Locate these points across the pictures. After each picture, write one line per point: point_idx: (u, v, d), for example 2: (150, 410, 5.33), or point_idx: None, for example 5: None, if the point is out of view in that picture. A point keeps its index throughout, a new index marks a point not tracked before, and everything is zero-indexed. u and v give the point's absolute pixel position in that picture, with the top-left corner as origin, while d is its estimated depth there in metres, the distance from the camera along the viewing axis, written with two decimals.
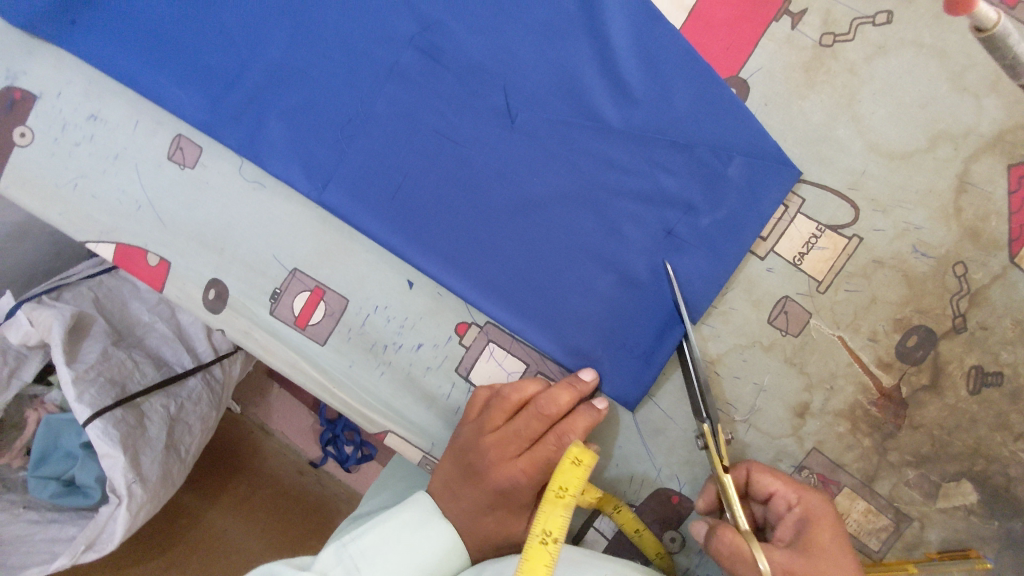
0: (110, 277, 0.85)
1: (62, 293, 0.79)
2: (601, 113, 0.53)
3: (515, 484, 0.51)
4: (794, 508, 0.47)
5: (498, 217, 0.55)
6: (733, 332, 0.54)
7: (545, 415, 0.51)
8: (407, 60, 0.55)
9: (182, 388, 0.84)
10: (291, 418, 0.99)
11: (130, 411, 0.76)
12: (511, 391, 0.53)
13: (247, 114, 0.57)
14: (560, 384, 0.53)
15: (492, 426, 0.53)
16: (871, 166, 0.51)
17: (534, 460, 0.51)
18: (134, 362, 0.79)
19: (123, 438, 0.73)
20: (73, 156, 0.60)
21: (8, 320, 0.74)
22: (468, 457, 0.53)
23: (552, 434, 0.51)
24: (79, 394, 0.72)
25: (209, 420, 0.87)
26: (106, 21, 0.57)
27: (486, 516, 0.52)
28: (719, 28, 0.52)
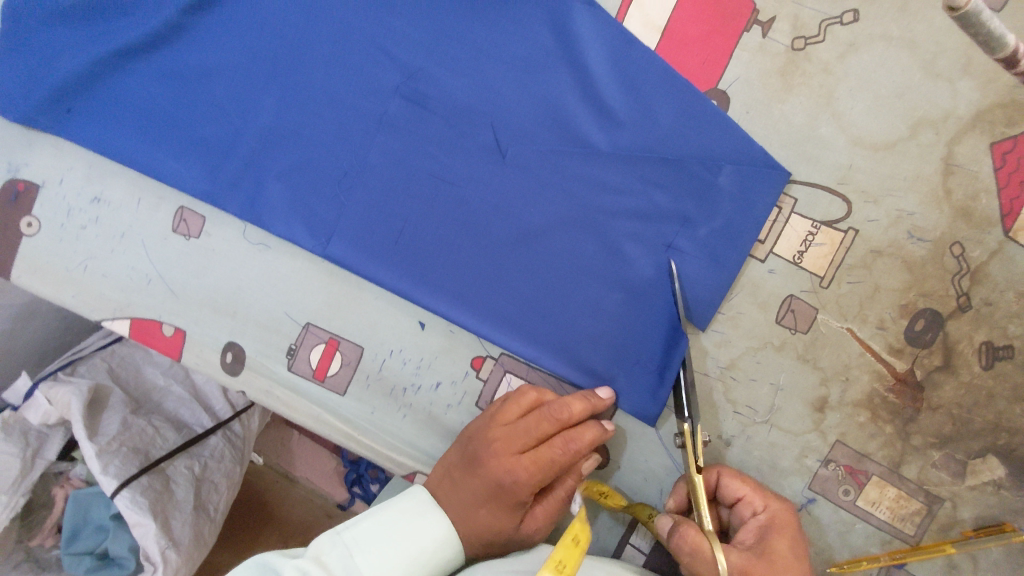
0: (121, 346, 0.88)
1: (77, 367, 0.82)
2: (589, 138, 0.54)
3: (513, 480, 0.50)
4: (758, 513, 0.50)
5: (500, 249, 0.56)
6: (743, 335, 0.55)
7: (556, 419, 0.51)
8: (394, 109, 0.56)
9: (204, 446, 0.84)
10: (315, 463, 1.00)
11: (156, 477, 0.77)
12: (529, 391, 0.54)
13: (245, 179, 0.58)
14: (575, 396, 0.53)
15: (502, 422, 0.52)
16: (857, 159, 0.52)
17: (537, 459, 0.50)
18: (155, 429, 0.80)
19: (151, 505, 0.74)
20: (80, 239, 0.62)
21: (26, 402, 0.77)
22: (473, 446, 0.53)
23: (561, 439, 0.51)
24: (104, 466, 0.73)
25: (235, 475, 0.87)
26: (99, 106, 0.59)
27: (481, 509, 0.51)
28: (692, 45, 0.53)
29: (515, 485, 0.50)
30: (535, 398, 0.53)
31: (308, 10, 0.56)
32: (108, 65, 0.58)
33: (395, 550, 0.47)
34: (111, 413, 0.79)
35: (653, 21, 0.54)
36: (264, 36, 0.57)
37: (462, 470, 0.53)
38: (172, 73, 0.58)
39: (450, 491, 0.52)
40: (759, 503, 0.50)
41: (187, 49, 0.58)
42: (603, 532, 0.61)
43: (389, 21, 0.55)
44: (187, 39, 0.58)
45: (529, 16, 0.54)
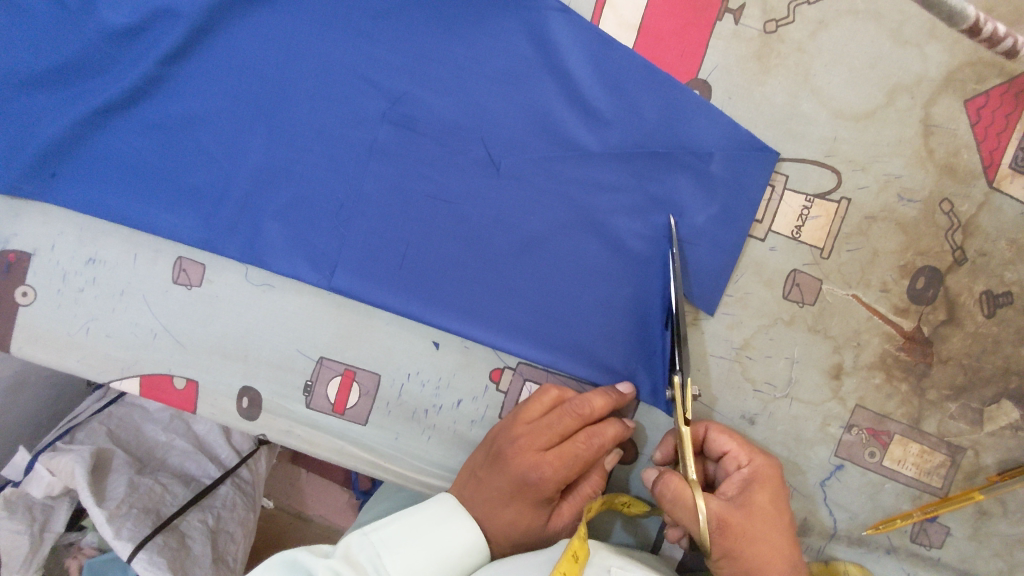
0: (118, 407, 0.88)
1: (75, 434, 0.82)
2: (579, 142, 0.55)
3: (539, 476, 0.50)
4: (741, 466, 0.50)
5: (504, 261, 0.57)
6: (754, 315, 0.56)
7: (578, 414, 0.52)
8: (384, 135, 0.57)
9: (214, 497, 0.84)
10: (328, 499, 1.01)
11: (170, 534, 0.76)
12: (549, 387, 0.54)
13: (242, 223, 0.58)
14: (595, 390, 0.54)
15: (525, 419, 0.53)
16: (841, 131, 0.54)
17: (562, 454, 0.51)
18: (162, 486, 0.80)
19: (170, 563, 0.72)
20: (80, 302, 0.61)
21: (28, 475, 0.76)
22: (497, 444, 0.53)
23: (584, 434, 0.52)
24: (117, 530, 0.71)
25: (249, 522, 0.88)
26: (84, 167, 0.59)
27: (506, 508, 0.51)
28: (668, 39, 0.55)
29: (541, 480, 0.50)
30: (557, 394, 0.54)
31: (287, 48, 0.56)
32: (88, 125, 0.58)
33: (423, 554, 0.47)
34: (116, 476, 0.78)
35: (628, 21, 0.55)
36: (244, 78, 0.57)
37: (486, 468, 0.53)
38: (154, 126, 0.58)
39: (473, 491, 0.53)
40: (743, 457, 0.51)
41: (168, 100, 0.58)
42: (640, 527, 0.60)
43: (368, 49, 0.56)
44: (167, 90, 0.58)
45: (506, 29, 0.55)
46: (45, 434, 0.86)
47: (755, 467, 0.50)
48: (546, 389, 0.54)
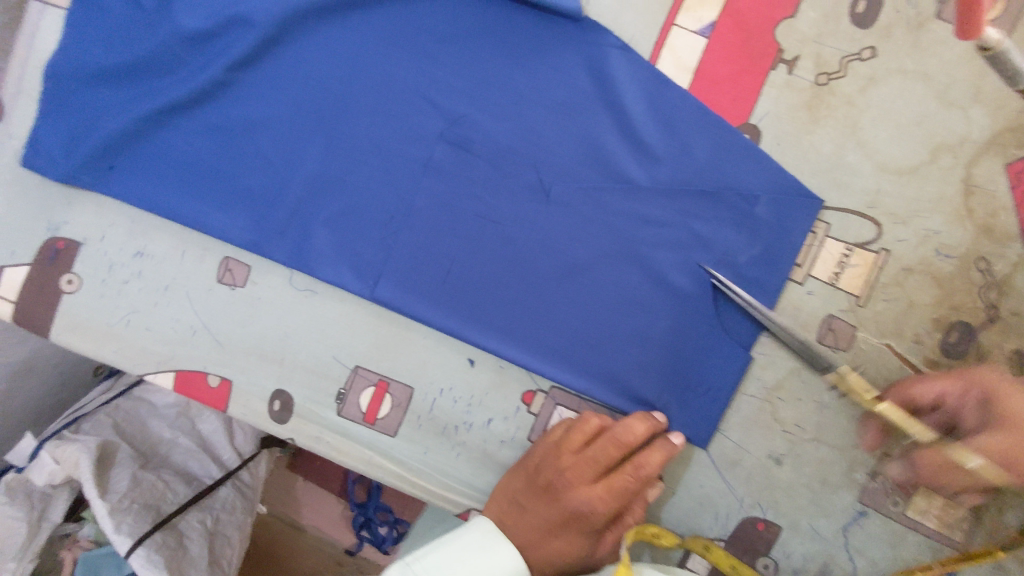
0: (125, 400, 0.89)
1: (82, 424, 0.83)
2: (630, 175, 0.57)
3: (590, 508, 0.52)
4: (964, 397, 0.52)
5: (547, 285, 0.58)
6: (787, 356, 0.57)
7: (623, 444, 0.53)
8: (440, 153, 0.58)
9: (215, 498, 0.85)
10: (325, 508, 1.02)
11: (169, 533, 0.77)
12: (590, 417, 0.55)
13: (293, 228, 0.59)
14: (636, 416, 0.55)
15: (570, 448, 0.54)
16: (884, 185, 0.56)
17: (611, 486, 0.52)
18: (165, 482, 0.81)
19: (167, 562, 0.74)
20: (123, 293, 0.62)
21: (31, 462, 0.77)
22: (542, 473, 0.54)
23: (629, 464, 0.53)
24: (117, 525, 0.73)
25: (246, 526, 0.89)
26: (143, 162, 0.60)
27: (552, 536, 0.53)
28: (723, 83, 0.57)
29: (591, 512, 0.52)
30: (599, 423, 0.55)
31: (353, 63, 0.58)
32: (151, 122, 0.59)
33: None
34: (120, 469, 0.79)
35: (685, 63, 0.57)
36: (309, 89, 0.59)
37: (530, 497, 0.54)
38: (216, 128, 0.60)
39: (517, 519, 0.53)
40: (955, 387, 0.52)
41: (232, 104, 0.59)
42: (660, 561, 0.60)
43: (432, 71, 0.58)
44: (231, 94, 0.59)
45: (567, 62, 0.57)
46: (52, 423, 0.86)
47: (983, 391, 0.52)
48: (587, 419, 0.55)
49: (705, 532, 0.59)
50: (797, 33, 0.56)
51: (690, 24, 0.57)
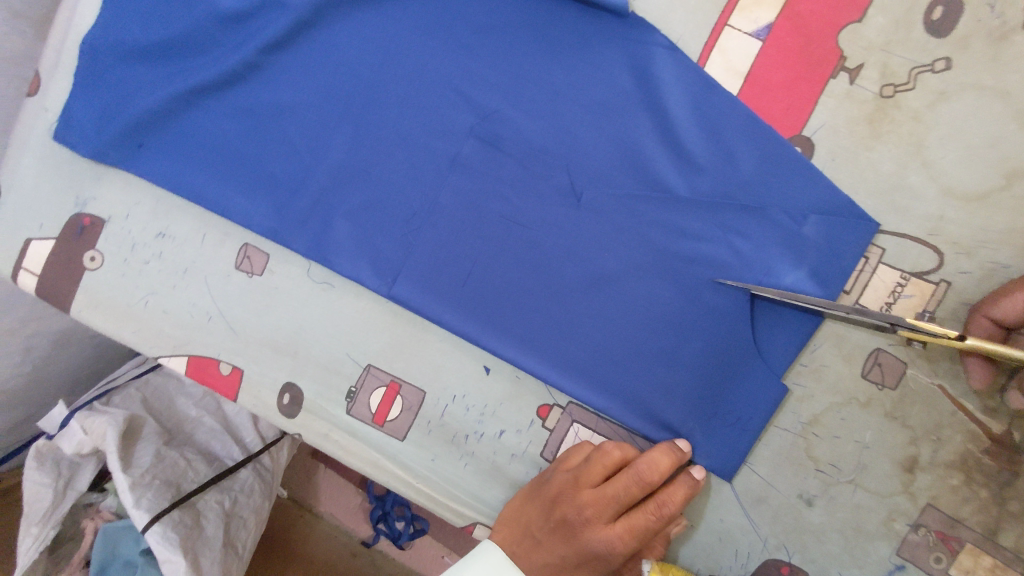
0: (156, 375, 0.93)
1: (112, 397, 0.87)
2: (668, 183, 0.53)
3: (609, 549, 0.50)
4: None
5: (572, 295, 0.55)
6: (827, 390, 0.53)
7: (646, 482, 0.50)
8: (468, 149, 0.56)
9: (235, 480, 0.86)
10: (342, 499, 1.03)
11: (187, 511, 0.78)
12: (610, 450, 0.53)
13: (314, 218, 0.58)
14: (659, 448, 0.52)
15: (589, 483, 0.51)
16: (948, 211, 0.51)
17: (631, 526, 0.50)
18: (187, 461, 0.82)
19: (182, 541, 0.74)
20: (143, 274, 0.61)
21: (63, 431, 0.80)
22: (559, 508, 0.52)
23: (652, 502, 0.51)
24: (137, 499, 0.74)
25: (263, 510, 0.88)
26: (171, 142, 0.59)
27: (569, 572, 0.51)
28: (776, 91, 0.52)
29: (610, 553, 0.50)
30: (620, 456, 0.52)
31: (386, 52, 0.57)
32: (181, 102, 0.59)
33: None
34: (144, 444, 0.81)
35: (736, 67, 0.53)
36: (339, 76, 0.57)
37: (546, 530, 0.52)
38: (245, 111, 0.58)
39: (531, 552, 0.52)
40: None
41: (262, 88, 0.58)
42: None
43: (466, 63, 0.56)
44: (262, 78, 0.58)
45: (609, 60, 0.54)
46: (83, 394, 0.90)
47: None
48: (608, 453, 0.53)
49: (723, 570, 0.55)
50: (863, 40, 0.51)
51: (744, 25, 0.53)
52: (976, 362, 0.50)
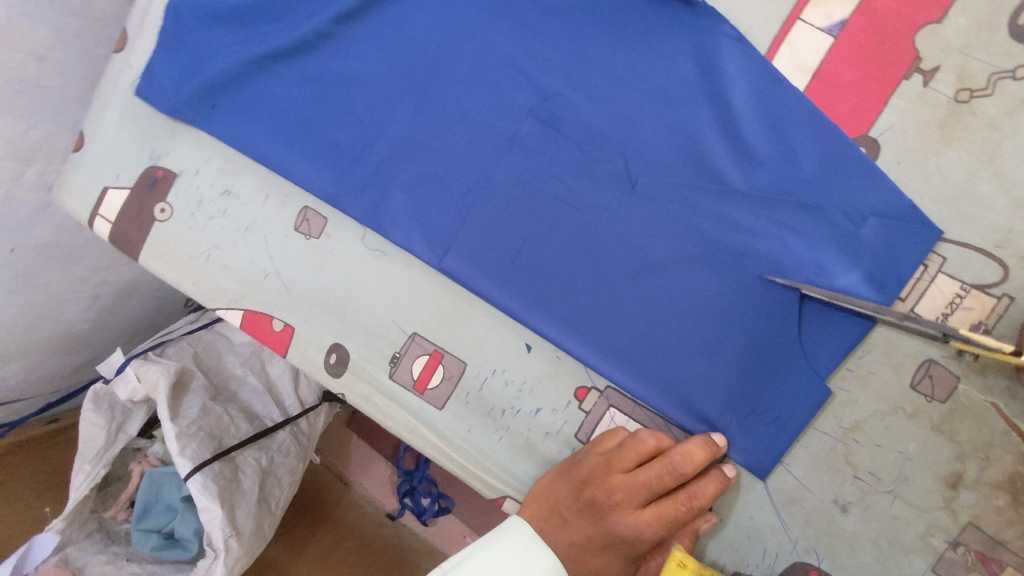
0: (207, 333, 1.00)
1: (167, 349, 0.94)
2: (725, 176, 0.53)
3: (636, 534, 0.50)
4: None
5: (618, 281, 0.56)
6: (872, 397, 0.52)
7: (679, 473, 0.51)
8: (527, 129, 0.57)
9: (273, 440, 0.93)
10: (375, 472, 1.11)
11: (226, 464, 0.85)
12: (645, 437, 0.52)
13: (372, 187, 0.59)
14: (694, 441, 0.52)
15: (621, 468, 0.52)
16: (1018, 223, 0.49)
17: (661, 514, 0.50)
18: (229, 417, 0.89)
19: (220, 492, 0.81)
20: (207, 229, 0.64)
21: (120, 377, 0.88)
22: (589, 490, 0.52)
23: (683, 492, 0.52)
24: (181, 449, 0.81)
25: (297, 471, 0.96)
26: (243, 105, 0.62)
27: (594, 553, 0.52)
28: (845, 89, 0.51)
29: (637, 538, 0.50)
30: (654, 444, 0.52)
31: (454, 29, 0.58)
32: (255, 66, 0.61)
33: None
34: (192, 396, 0.89)
35: (805, 62, 0.52)
36: (406, 50, 0.59)
37: (574, 509, 0.53)
38: (314, 79, 0.60)
39: (557, 530, 0.53)
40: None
41: (332, 56, 0.60)
42: None
43: (530, 44, 0.56)
44: (332, 47, 0.60)
45: (674, 49, 0.54)
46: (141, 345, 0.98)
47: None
48: (642, 440, 0.52)
49: (748, 567, 0.54)
50: (942, 41, 0.50)
51: (817, 19, 0.52)
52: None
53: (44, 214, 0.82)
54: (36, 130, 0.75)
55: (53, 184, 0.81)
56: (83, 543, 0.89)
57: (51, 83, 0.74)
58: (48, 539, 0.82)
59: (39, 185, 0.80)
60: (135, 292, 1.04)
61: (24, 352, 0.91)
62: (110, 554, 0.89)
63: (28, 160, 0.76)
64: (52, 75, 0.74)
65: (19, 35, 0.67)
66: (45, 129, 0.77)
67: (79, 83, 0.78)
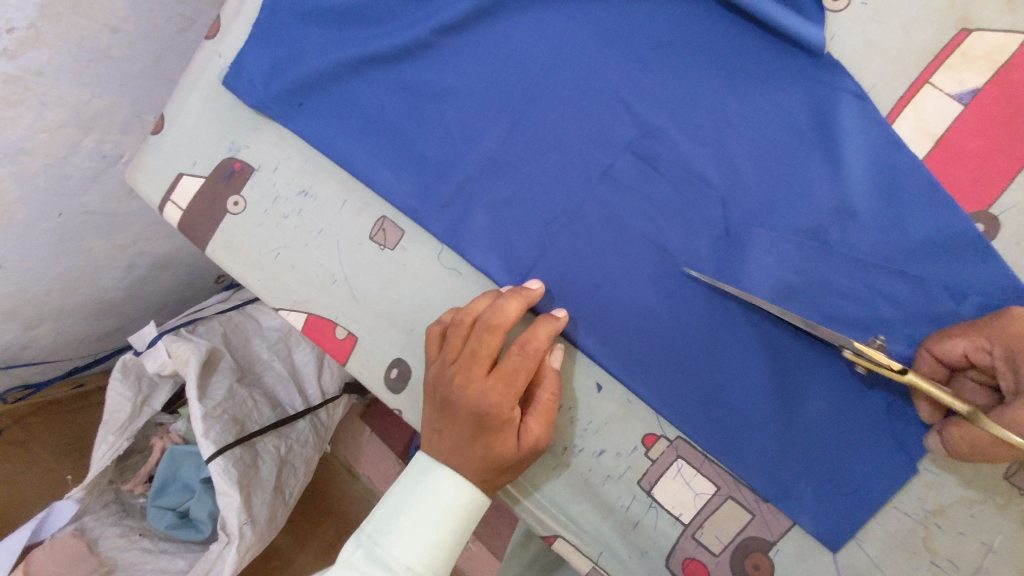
0: (238, 314, 1.01)
1: (198, 326, 0.95)
2: (827, 236, 0.51)
3: (488, 403, 0.50)
4: (992, 353, 0.43)
5: (699, 330, 0.54)
6: (961, 483, 0.50)
7: (491, 327, 0.51)
8: (623, 163, 0.55)
9: (293, 429, 0.94)
10: (380, 464, 1.09)
11: (247, 450, 0.85)
12: (503, 308, 0.51)
13: (454, 204, 0.58)
14: (509, 296, 0.53)
15: (453, 353, 0.52)
16: None
17: (502, 376, 0.50)
18: (253, 402, 0.90)
19: (238, 478, 0.81)
20: (280, 227, 0.63)
21: (150, 349, 0.87)
22: (442, 389, 0.53)
23: (514, 346, 0.51)
24: (207, 430, 0.81)
25: (312, 462, 0.97)
26: (331, 106, 0.60)
27: (474, 444, 0.51)
28: (968, 160, 0.49)
29: (494, 411, 0.50)
30: (472, 313, 0.53)
31: (559, 53, 0.56)
32: (347, 68, 0.60)
33: (420, 516, 0.52)
34: (220, 376, 0.89)
35: (929, 128, 0.50)
36: (506, 69, 0.57)
37: (445, 416, 0.53)
38: (406, 88, 0.59)
39: (439, 440, 0.53)
40: (986, 342, 0.44)
41: (427, 67, 0.58)
42: None
43: (638, 77, 0.54)
44: (430, 58, 0.58)
45: (788, 99, 0.52)
46: (175, 320, 0.98)
47: (1006, 349, 0.42)
48: (491, 326, 0.51)
49: None
50: None
51: (947, 85, 0.49)
52: (923, 401, 0.48)
53: (96, 182, 0.81)
54: (99, 99, 0.74)
55: (109, 153, 0.80)
56: (99, 514, 0.88)
57: (120, 54, 0.73)
58: (66, 507, 0.83)
59: (95, 153, 0.79)
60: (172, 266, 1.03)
61: (58, 315, 0.90)
62: (124, 527, 0.88)
63: (88, 128, 0.75)
64: (122, 47, 0.73)
65: (96, 4, 0.66)
66: (108, 99, 0.76)
67: (146, 57, 0.78)
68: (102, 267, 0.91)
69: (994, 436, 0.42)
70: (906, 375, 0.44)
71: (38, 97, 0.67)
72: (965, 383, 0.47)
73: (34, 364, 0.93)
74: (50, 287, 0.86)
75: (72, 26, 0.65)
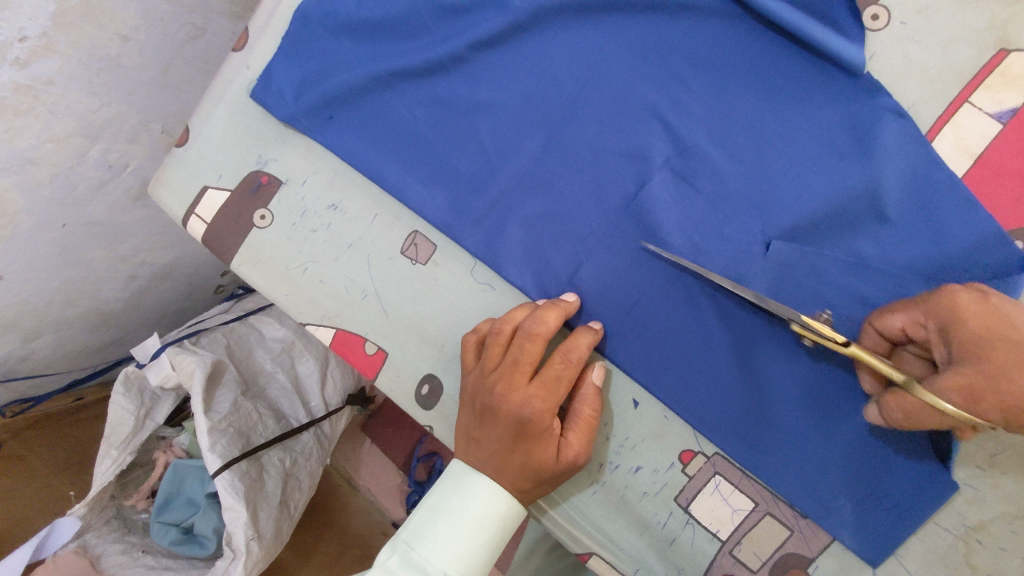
0: (241, 326, 0.99)
1: (201, 338, 0.94)
2: (864, 253, 0.52)
3: (530, 410, 0.50)
4: (928, 327, 0.44)
5: (737, 347, 0.54)
6: (1002, 499, 0.50)
7: (533, 335, 0.51)
8: (660, 179, 0.55)
9: (297, 441, 0.93)
10: (381, 476, 1.09)
11: (253, 464, 0.84)
12: (543, 318, 0.52)
13: (488, 220, 0.58)
14: (548, 307, 0.53)
15: (491, 363, 0.52)
16: None
17: (544, 383, 0.51)
18: (259, 414, 0.88)
19: (245, 492, 0.79)
20: (308, 241, 0.62)
21: (153, 361, 0.86)
22: (480, 398, 0.53)
23: (557, 354, 0.52)
24: (213, 444, 0.79)
25: (316, 475, 0.96)
26: (363, 120, 0.60)
27: (513, 453, 0.51)
28: (1008, 178, 0.50)
29: (536, 418, 0.50)
30: (512, 322, 0.53)
31: (595, 69, 0.56)
32: (380, 82, 0.59)
33: (458, 525, 0.51)
34: (224, 390, 0.87)
35: (968, 146, 0.50)
36: (542, 84, 0.57)
37: (483, 426, 0.53)
38: (439, 102, 0.59)
39: (476, 451, 0.53)
40: (922, 317, 0.45)
41: (461, 82, 0.58)
42: None
43: (676, 94, 0.55)
44: (464, 72, 0.58)
45: (826, 116, 0.52)
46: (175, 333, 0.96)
47: (939, 322, 0.43)
48: (533, 334, 0.51)
49: None
50: None
51: (985, 104, 0.50)
52: (865, 374, 0.49)
53: (101, 192, 0.80)
54: (107, 108, 0.73)
55: (116, 163, 0.79)
56: (101, 531, 0.86)
57: (131, 63, 0.72)
58: (69, 523, 0.80)
59: (101, 163, 0.77)
60: (173, 276, 1.01)
61: (57, 327, 0.88)
62: (127, 544, 0.85)
63: (95, 137, 0.73)
64: (133, 55, 0.72)
65: (108, 13, 0.65)
66: (116, 108, 0.74)
67: (155, 65, 0.76)
68: (103, 278, 0.89)
69: (928, 406, 0.43)
70: (851, 348, 0.45)
71: (47, 107, 0.66)
72: (904, 354, 0.47)
73: (32, 377, 0.90)
74: (50, 300, 0.84)
75: (83, 35, 0.64)
